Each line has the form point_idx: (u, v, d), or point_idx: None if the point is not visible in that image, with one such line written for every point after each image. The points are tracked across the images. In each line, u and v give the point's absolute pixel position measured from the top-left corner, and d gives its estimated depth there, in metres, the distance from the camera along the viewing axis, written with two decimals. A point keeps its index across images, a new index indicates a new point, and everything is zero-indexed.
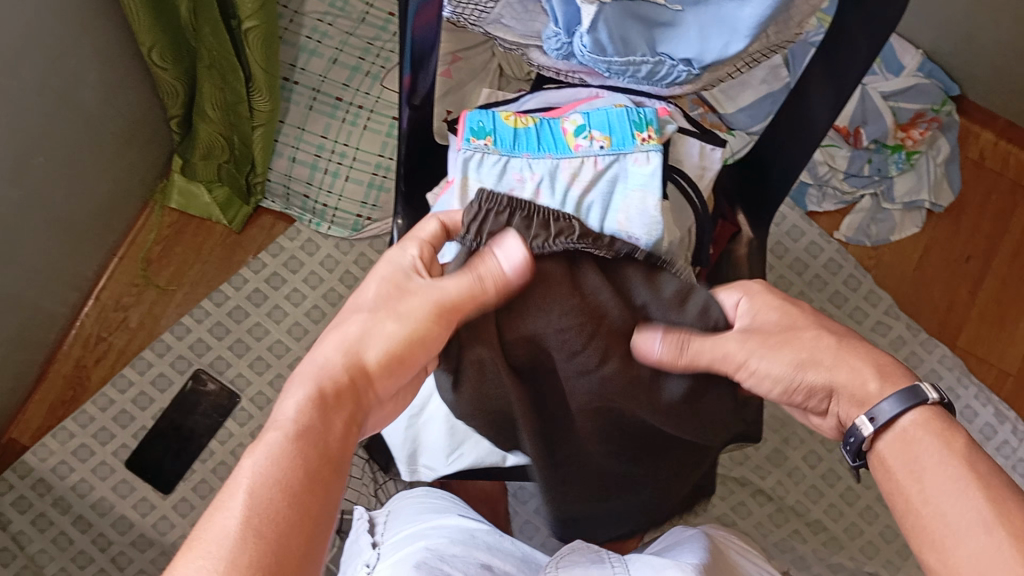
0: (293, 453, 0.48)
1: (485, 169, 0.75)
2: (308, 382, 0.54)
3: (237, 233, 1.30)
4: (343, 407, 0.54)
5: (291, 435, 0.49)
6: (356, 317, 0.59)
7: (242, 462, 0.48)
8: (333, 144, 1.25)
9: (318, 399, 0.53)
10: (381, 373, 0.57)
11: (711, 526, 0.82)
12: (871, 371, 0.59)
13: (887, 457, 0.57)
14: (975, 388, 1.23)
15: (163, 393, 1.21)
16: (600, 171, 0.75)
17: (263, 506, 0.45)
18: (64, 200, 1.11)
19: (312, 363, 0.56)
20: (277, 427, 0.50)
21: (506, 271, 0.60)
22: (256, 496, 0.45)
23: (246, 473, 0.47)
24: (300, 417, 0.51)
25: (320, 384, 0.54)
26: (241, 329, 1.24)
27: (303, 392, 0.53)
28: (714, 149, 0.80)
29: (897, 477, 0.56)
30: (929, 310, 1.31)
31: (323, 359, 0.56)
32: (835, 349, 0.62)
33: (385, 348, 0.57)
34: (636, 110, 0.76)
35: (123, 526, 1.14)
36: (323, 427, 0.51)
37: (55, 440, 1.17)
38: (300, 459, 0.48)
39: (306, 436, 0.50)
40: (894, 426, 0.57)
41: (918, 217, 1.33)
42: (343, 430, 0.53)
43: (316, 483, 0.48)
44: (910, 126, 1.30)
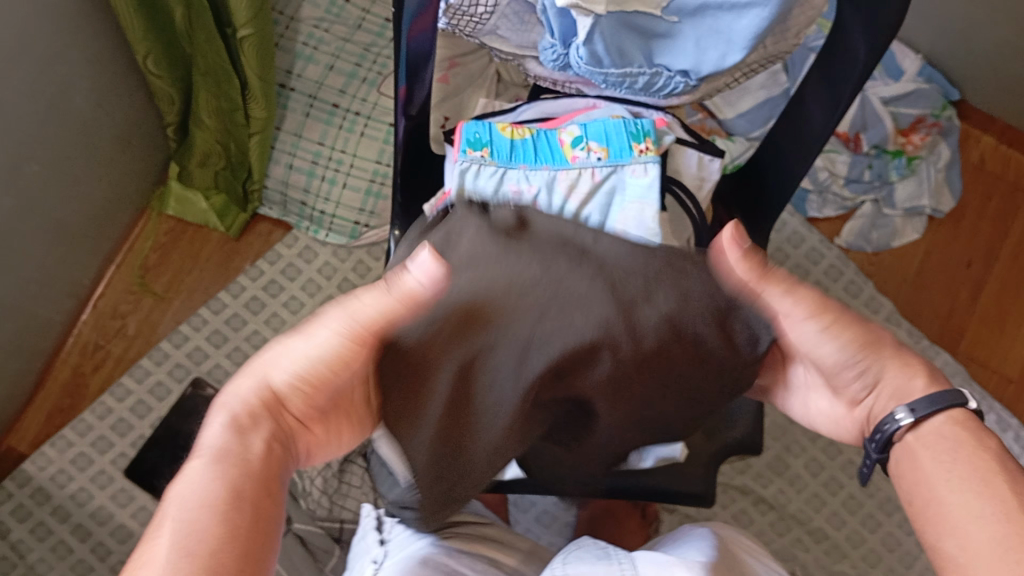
0: (216, 478, 0.50)
1: (481, 180, 0.74)
2: (228, 409, 0.55)
3: (234, 240, 1.30)
4: (262, 423, 0.55)
5: (211, 462, 0.51)
6: (292, 346, 0.59)
7: (169, 491, 0.49)
8: (330, 150, 1.24)
9: (234, 423, 0.54)
10: (301, 395, 0.58)
11: (716, 525, 0.81)
12: (900, 363, 0.60)
13: (914, 449, 0.56)
14: (977, 395, 1.22)
15: (161, 402, 1.21)
16: (597, 182, 0.74)
17: (191, 533, 0.47)
18: (61, 208, 1.11)
19: (232, 391, 0.57)
20: (202, 456, 0.51)
21: (425, 276, 0.55)
22: (186, 522, 0.47)
23: (172, 504, 0.48)
24: (222, 444, 0.52)
25: (241, 408, 0.55)
26: (239, 336, 1.24)
27: (222, 418, 0.54)
28: (713, 159, 0.79)
29: (910, 468, 0.56)
30: (929, 316, 1.30)
31: (242, 383, 0.57)
32: (863, 343, 0.61)
33: (314, 368, 0.58)
34: (633, 121, 0.75)
35: (121, 536, 1.14)
36: (247, 452, 0.53)
37: (54, 449, 1.17)
38: (226, 483, 0.50)
39: (227, 461, 0.51)
40: (923, 422, 0.56)
41: (919, 222, 1.32)
42: (266, 446, 0.54)
43: (229, 503, 0.49)
44: (911, 131, 1.30)
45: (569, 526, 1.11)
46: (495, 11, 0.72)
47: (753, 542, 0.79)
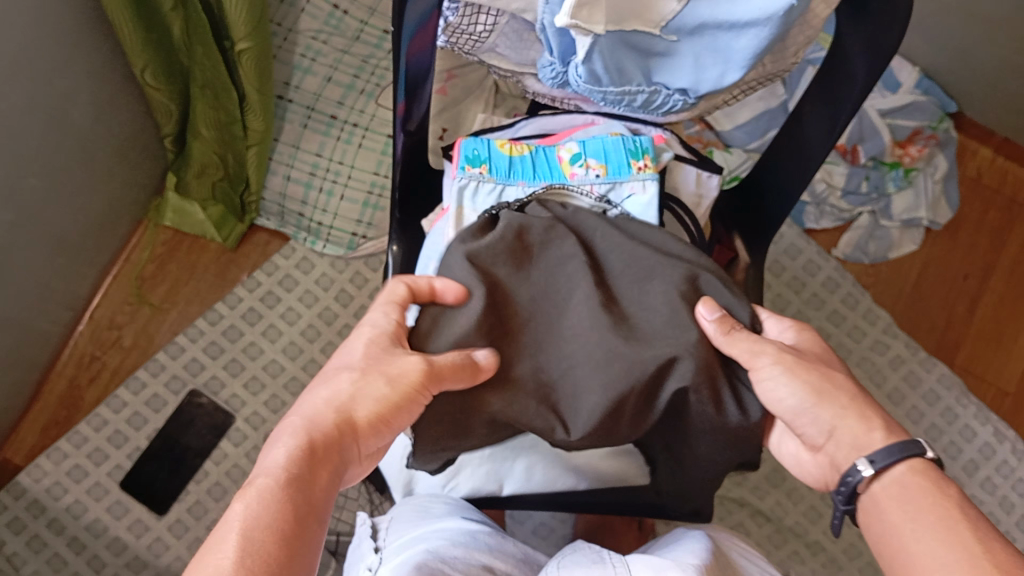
0: (282, 500, 0.47)
1: (480, 197, 0.73)
2: (296, 435, 0.52)
3: (231, 251, 1.30)
4: (328, 458, 0.52)
5: (281, 484, 0.48)
6: (339, 381, 0.56)
7: (232, 504, 0.47)
8: (328, 162, 1.24)
9: (307, 451, 0.51)
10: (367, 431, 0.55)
11: (713, 528, 0.76)
12: (857, 418, 0.58)
13: (881, 501, 0.55)
14: (973, 407, 1.23)
15: (157, 414, 1.20)
16: (596, 200, 0.74)
17: (251, 544, 0.44)
18: (57, 220, 1.11)
19: (304, 411, 0.55)
20: (260, 478, 0.48)
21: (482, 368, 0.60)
22: (249, 537, 0.45)
23: (236, 515, 0.46)
24: (289, 466, 0.49)
25: (308, 437, 0.52)
26: (236, 348, 1.24)
27: (292, 443, 0.51)
28: (711, 175, 0.79)
29: (881, 519, 0.54)
30: (926, 328, 1.30)
31: (310, 412, 0.54)
32: (847, 395, 0.60)
33: (372, 408, 0.56)
34: (632, 138, 0.75)
35: (117, 548, 1.13)
36: (313, 479, 0.50)
37: (49, 461, 1.16)
38: (286, 507, 0.47)
39: (297, 488, 0.48)
40: (886, 473, 0.55)
41: (916, 233, 1.32)
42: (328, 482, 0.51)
43: (289, 528, 0.46)
44: (908, 143, 1.30)
45: (565, 538, 1.11)
46: (494, 31, 0.72)
47: (752, 547, 0.74)
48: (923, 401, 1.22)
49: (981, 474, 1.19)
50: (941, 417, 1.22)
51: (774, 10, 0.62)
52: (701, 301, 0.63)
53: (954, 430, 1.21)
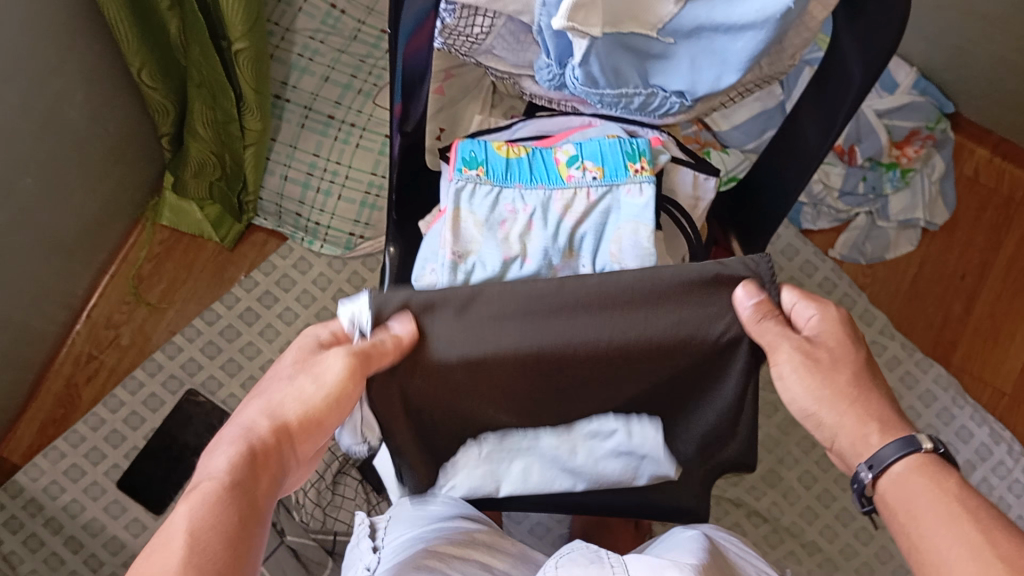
0: (225, 503, 0.46)
1: (476, 200, 0.73)
2: (236, 440, 0.51)
3: (229, 250, 1.30)
4: (270, 465, 0.51)
5: (224, 489, 0.47)
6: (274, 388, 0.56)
7: (175, 511, 0.46)
8: (325, 162, 1.24)
9: (245, 455, 0.50)
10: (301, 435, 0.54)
11: (710, 528, 0.75)
12: (855, 421, 0.57)
13: (910, 485, 0.53)
14: (970, 408, 1.23)
15: (155, 413, 1.20)
16: (593, 202, 0.73)
17: (214, 535, 0.45)
18: (53, 220, 1.10)
19: (238, 424, 0.53)
20: (201, 484, 0.48)
21: (401, 337, 0.57)
22: (197, 534, 0.44)
23: (182, 517, 0.45)
24: (232, 471, 0.49)
25: (249, 443, 0.51)
26: (234, 347, 1.24)
27: (232, 449, 0.50)
28: (708, 177, 0.79)
29: (896, 518, 0.53)
30: (923, 328, 1.31)
31: (247, 421, 0.53)
32: (846, 400, 0.57)
33: (303, 410, 0.54)
34: (629, 141, 0.75)
35: (113, 548, 1.13)
36: (253, 480, 0.49)
37: (46, 460, 1.16)
38: (234, 507, 0.47)
39: (237, 492, 0.48)
40: (886, 471, 0.54)
41: (914, 233, 1.32)
42: (270, 487, 0.50)
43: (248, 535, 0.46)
44: (905, 143, 1.30)
45: (562, 537, 1.11)
46: (491, 32, 0.72)
47: (749, 546, 0.74)
48: (920, 401, 1.23)
49: (979, 474, 1.20)
50: (937, 417, 1.22)
51: (772, 11, 0.62)
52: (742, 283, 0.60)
53: (951, 430, 1.22)
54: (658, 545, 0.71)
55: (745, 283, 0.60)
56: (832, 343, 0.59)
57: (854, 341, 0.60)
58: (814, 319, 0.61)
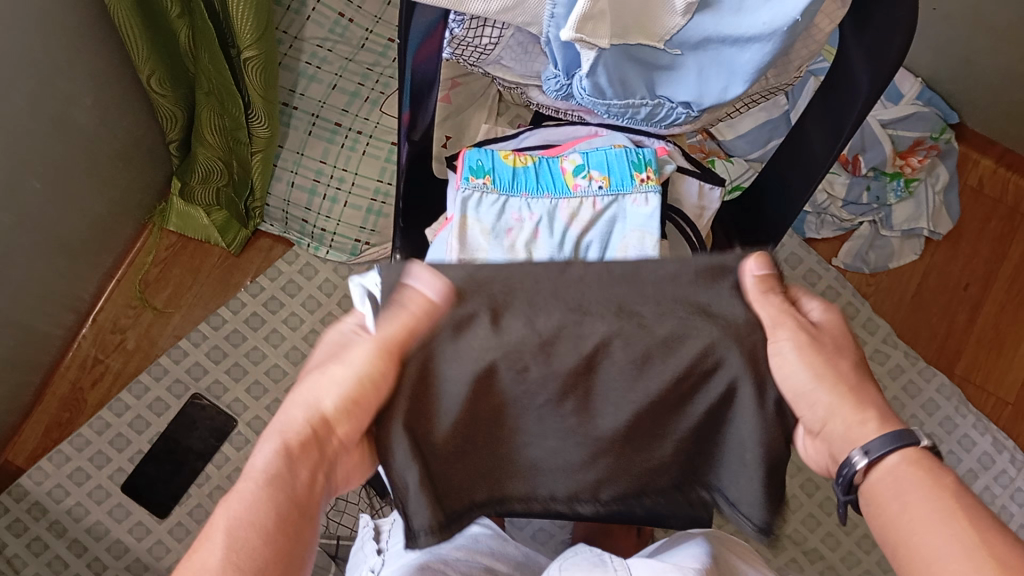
0: (263, 505, 0.48)
1: (483, 208, 0.74)
2: (275, 438, 0.52)
3: (234, 256, 1.30)
4: (309, 459, 0.52)
5: (262, 487, 0.49)
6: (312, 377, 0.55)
7: (216, 513, 0.48)
8: (332, 169, 1.25)
9: (283, 452, 0.51)
10: (342, 423, 0.53)
11: (714, 533, 0.75)
12: (853, 406, 0.55)
13: (906, 481, 0.51)
14: (973, 417, 1.23)
15: (160, 417, 1.21)
16: (598, 212, 0.74)
17: (250, 544, 0.46)
18: (61, 225, 1.11)
19: (281, 420, 0.54)
20: (240, 487, 0.49)
21: (430, 298, 0.53)
22: (234, 545, 0.45)
23: (221, 523, 0.46)
24: (270, 471, 0.50)
25: (286, 440, 0.52)
26: (239, 352, 1.24)
27: (270, 447, 0.51)
28: (713, 188, 0.80)
29: (881, 513, 0.51)
30: (927, 338, 1.31)
31: (286, 416, 0.53)
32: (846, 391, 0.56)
33: (339, 395, 0.53)
34: (635, 151, 0.76)
35: (117, 551, 1.14)
36: (291, 479, 0.50)
37: (51, 463, 1.17)
38: (273, 511, 0.48)
39: (275, 490, 0.49)
40: (880, 463, 0.52)
41: (917, 243, 1.33)
42: (310, 480, 0.51)
43: (289, 537, 0.47)
44: (909, 153, 1.30)
45: (564, 543, 1.11)
46: (499, 43, 0.73)
47: (752, 552, 0.74)
48: (923, 410, 1.23)
49: (981, 483, 1.20)
50: (940, 425, 1.22)
51: (779, 25, 0.63)
52: (752, 255, 0.57)
53: (953, 439, 1.22)
54: (662, 549, 0.72)
55: (757, 256, 0.57)
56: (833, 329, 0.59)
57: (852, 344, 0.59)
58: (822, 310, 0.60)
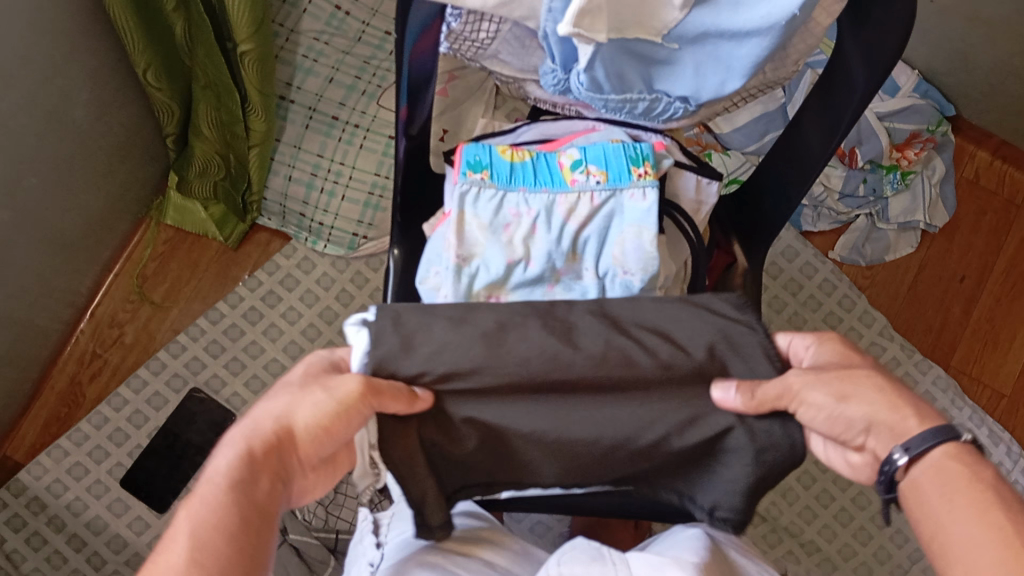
0: (224, 509, 0.48)
1: (480, 204, 0.74)
2: (237, 442, 0.51)
3: (232, 250, 1.30)
4: (271, 465, 0.51)
5: (220, 494, 0.48)
6: (283, 391, 0.55)
7: (177, 515, 0.47)
8: (329, 162, 1.25)
9: (247, 456, 0.50)
10: (308, 444, 0.53)
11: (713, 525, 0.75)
12: (889, 409, 0.53)
13: (941, 477, 0.49)
14: (969, 409, 1.24)
15: (158, 412, 1.21)
16: (596, 207, 0.74)
17: (213, 548, 0.46)
18: (58, 220, 1.11)
19: (248, 423, 0.53)
20: (202, 489, 0.49)
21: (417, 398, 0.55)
22: (195, 544, 0.46)
23: (183, 523, 0.47)
24: (232, 474, 0.49)
25: (252, 446, 0.51)
26: (237, 346, 1.25)
27: (233, 451, 0.51)
28: (711, 182, 0.80)
29: (916, 510, 0.50)
30: (922, 330, 1.31)
31: (252, 421, 0.53)
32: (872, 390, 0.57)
33: (313, 417, 0.53)
34: (632, 145, 0.76)
35: (116, 545, 1.14)
36: (254, 485, 0.50)
37: (50, 458, 1.17)
38: (235, 516, 0.48)
39: (233, 497, 0.48)
40: (918, 460, 0.51)
41: (913, 235, 1.33)
42: (271, 488, 0.51)
43: (251, 543, 0.48)
44: (905, 146, 1.30)
45: (562, 536, 1.12)
46: (496, 37, 0.73)
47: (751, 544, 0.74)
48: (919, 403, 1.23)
49: None
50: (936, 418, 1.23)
51: (776, 19, 0.63)
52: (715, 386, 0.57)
53: None
54: (662, 542, 0.71)
55: (717, 384, 0.57)
56: (826, 363, 0.58)
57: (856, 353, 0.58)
58: (812, 349, 0.59)
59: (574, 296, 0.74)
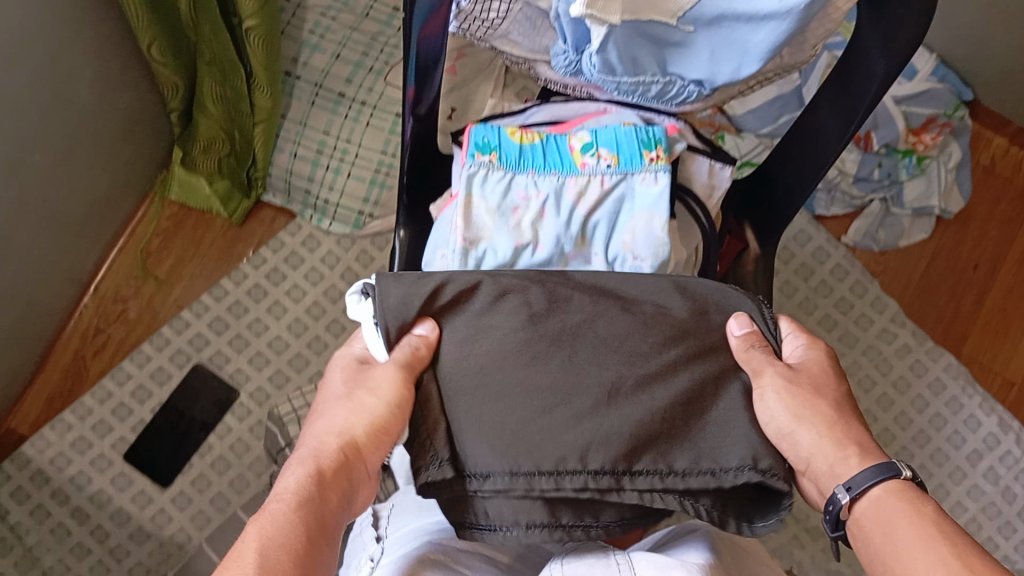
0: (295, 522, 0.49)
1: (489, 185, 0.72)
2: (306, 461, 0.54)
3: (237, 226, 1.29)
4: (338, 482, 0.54)
5: (292, 510, 0.49)
6: (337, 405, 0.59)
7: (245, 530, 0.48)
8: (335, 140, 1.23)
9: (315, 474, 0.53)
10: (373, 447, 0.57)
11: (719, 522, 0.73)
12: (832, 447, 0.57)
13: (885, 507, 0.52)
14: (979, 397, 1.22)
15: (161, 387, 1.21)
16: (607, 190, 0.72)
17: (289, 555, 0.47)
18: (63, 196, 1.10)
19: (311, 445, 0.56)
20: (273, 502, 0.50)
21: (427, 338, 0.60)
22: (264, 556, 0.46)
23: (252, 537, 0.47)
24: (300, 490, 0.51)
25: (319, 462, 0.54)
26: (241, 324, 1.24)
27: (302, 469, 0.53)
28: (724, 167, 0.78)
29: (867, 546, 0.52)
30: (934, 318, 1.30)
31: (316, 443, 0.56)
32: (825, 423, 0.58)
33: (369, 422, 0.57)
34: (644, 129, 0.74)
35: (120, 519, 1.15)
36: (320, 498, 0.52)
37: (53, 432, 1.17)
38: (302, 526, 0.49)
39: (307, 508, 0.50)
40: (865, 494, 0.53)
41: (927, 222, 1.31)
42: (338, 504, 0.53)
43: (321, 553, 0.49)
44: (922, 130, 1.28)
45: None
46: (508, 17, 0.71)
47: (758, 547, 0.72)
48: (928, 390, 1.23)
49: (985, 464, 1.20)
50: (946, 406, 1.22)
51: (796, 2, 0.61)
52: (732, 317, 0.63)
53: (958, 420, 1.21)
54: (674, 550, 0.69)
55: (737, 316, 0.63)
56: (813, 370, 0.62)
57: (840, 376, 0.62)
58: (800, 349, 0.63)
59: None
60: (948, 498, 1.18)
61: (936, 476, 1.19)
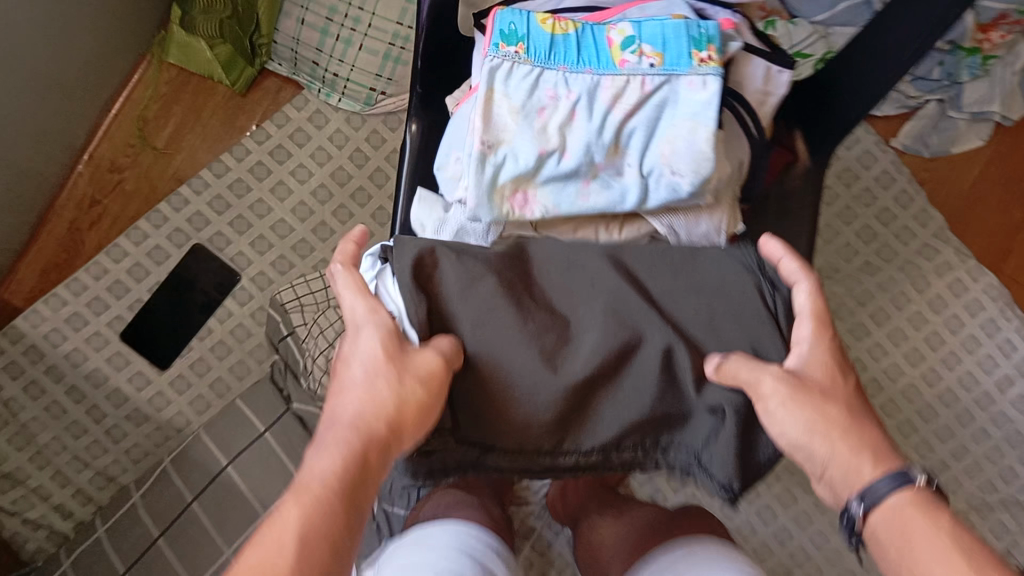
0: (321, 513, 0.46)
1: (513, 81, 0.64)
2: (340, 437, 0.51)
3: (240, 96, 1.21)
4: (373, 463, 0.51)
5: (322, 499, 0.47)
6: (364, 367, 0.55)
7: (275, 513, 0.46)
8: (347, 7, 1.13)
9: (348, 456, 0.50)
10: (411, 428, 0.53)
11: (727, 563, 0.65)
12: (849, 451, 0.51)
13: (906, 526, 0.47)
14: (1018, 321, 1.14)
15: (159, 266, 1.15)
16: (647, 93, 0.64)
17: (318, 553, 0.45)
18: (50, 52, 1.01)
19: (338, 415, 0.53)
20: (306, 485, 0.48)
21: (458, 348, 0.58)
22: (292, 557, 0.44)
23: (284, 530, 0.45)
24: (333, 476, 0.48)
25: (355, 441, 0.51)
26: (243, 204, 1.17)
27: (336, 448, 0.50)
28: (782, 70, 0.69)
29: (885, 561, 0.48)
30: (977, 232, 1.22)
31: (350, 413, 0.52)
32: (838, 429, 0.52)
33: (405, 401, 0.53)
34: (697, 24, 0.65)
35: (116, 400, 1.10)
36: (354, 482, 0.49)
37: (47, 306, 1.11)
38: (332, 514, 0.47)
39: (338, 497, 0.47)
40: (880, 506, 0.49)
41: (985, 127, 1.21)
42: (371, 486, 0.50)
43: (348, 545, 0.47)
44: (991, 27, 1.11)
45: None
46: None
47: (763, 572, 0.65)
48: (965, 311, 1.14)
49: (1015, 390, 1.12)
50: (980, 329, 1.14)
51: None
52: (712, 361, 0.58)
53: (994, 343, 1.14)
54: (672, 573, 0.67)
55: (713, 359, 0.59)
56: (817, 373, 0.56)
57: (847, 366, 0.57)
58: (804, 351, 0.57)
59: (612, 195, 0.63)
60: (971, 423, 1.11)
61: (963, 399, 1.12)
